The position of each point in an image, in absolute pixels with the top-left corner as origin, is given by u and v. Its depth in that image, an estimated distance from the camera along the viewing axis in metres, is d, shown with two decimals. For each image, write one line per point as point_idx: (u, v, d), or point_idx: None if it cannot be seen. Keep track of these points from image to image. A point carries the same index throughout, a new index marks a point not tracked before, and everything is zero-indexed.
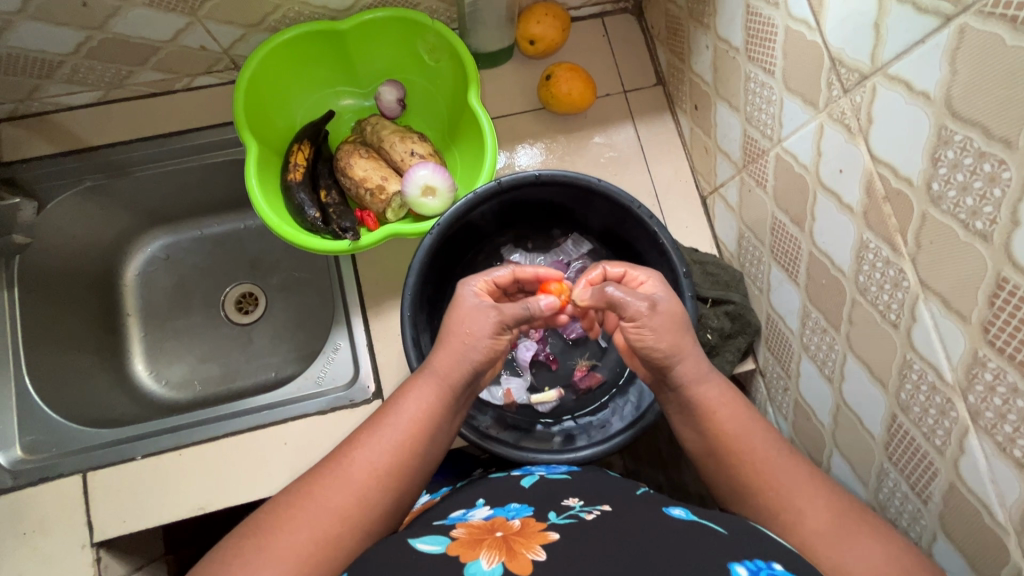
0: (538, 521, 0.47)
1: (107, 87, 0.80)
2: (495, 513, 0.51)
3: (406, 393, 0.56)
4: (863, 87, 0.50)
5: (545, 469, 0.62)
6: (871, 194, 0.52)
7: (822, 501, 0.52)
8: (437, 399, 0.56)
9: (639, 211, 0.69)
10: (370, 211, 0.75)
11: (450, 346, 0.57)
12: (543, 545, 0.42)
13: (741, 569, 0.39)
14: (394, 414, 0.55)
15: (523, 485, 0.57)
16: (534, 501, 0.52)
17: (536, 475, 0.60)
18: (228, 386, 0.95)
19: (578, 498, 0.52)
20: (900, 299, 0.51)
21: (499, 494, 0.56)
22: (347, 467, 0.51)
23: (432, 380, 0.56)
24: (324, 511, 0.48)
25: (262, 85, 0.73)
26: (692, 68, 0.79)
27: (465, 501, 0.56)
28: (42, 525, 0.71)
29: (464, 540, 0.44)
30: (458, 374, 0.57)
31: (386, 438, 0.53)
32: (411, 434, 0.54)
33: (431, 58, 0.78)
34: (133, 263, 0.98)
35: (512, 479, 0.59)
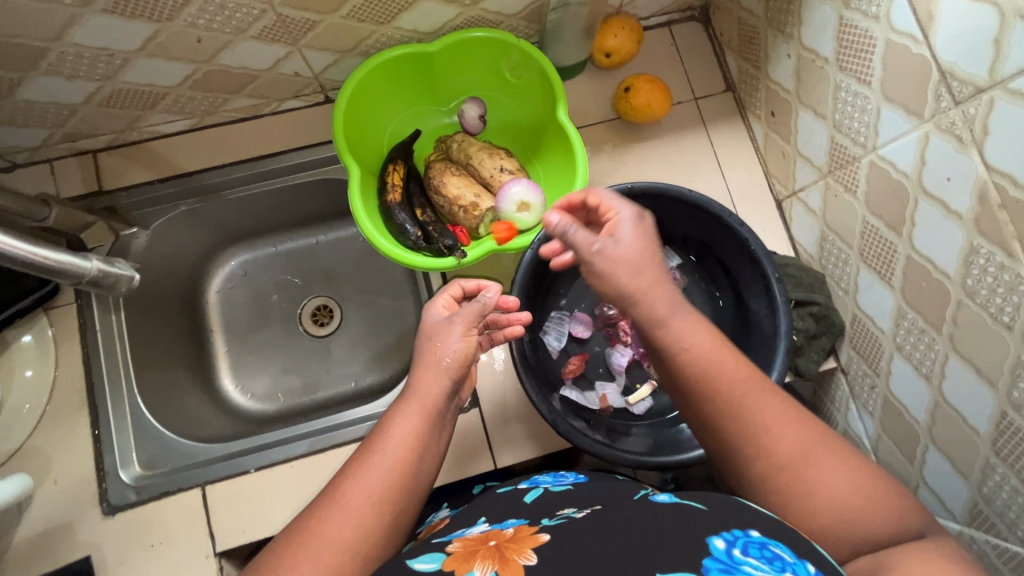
0: (530, 527, 0.50)
1: (201, 114, 0.83)
2: (495, 527, 0.54)
3: (391, 419, 0.58)
4: (979, 100, 0.52)
5: (551, 482, 0.64)
6: (984, 202, 0.54)
7: (790, 436, 0.49)
8: (422, 419, 0.58)
9: (731, 220, 0.71)
10: (463, 226, 0.77)
11: (426, 365, 0.60)
12: (533, 548, 0.44)
13: (720, 542, 0.41)
14: (382, 440, 0.56)
15: (525, 501, 0.60)
16: (532, 513, 0.56)
17: (541, 489, 0.62)
18: (312, 396, 0.98)
19: (571, 506, 0.55)
20: (1016, 302, 0.53)
21: (499, 510, 0.59)
22: (344, 499, 0.51)
23: (415, 401, 0.58)
24: (325, 545, 0.48)
25: (357, 108, 0.76)
26: (769, 76, 0.80)
27: (467, 519, 0.58)
28: (167, 535, 0.75)
29: (458, 554, 0.46)
30: (438, 392, 0.59)
31: (380, 460, 0.54)
32: (403, 453, 0.55)
33: (514, 75, 0.80)
34: (215, 280, 1.01)
35: (515, 494, 0.62)
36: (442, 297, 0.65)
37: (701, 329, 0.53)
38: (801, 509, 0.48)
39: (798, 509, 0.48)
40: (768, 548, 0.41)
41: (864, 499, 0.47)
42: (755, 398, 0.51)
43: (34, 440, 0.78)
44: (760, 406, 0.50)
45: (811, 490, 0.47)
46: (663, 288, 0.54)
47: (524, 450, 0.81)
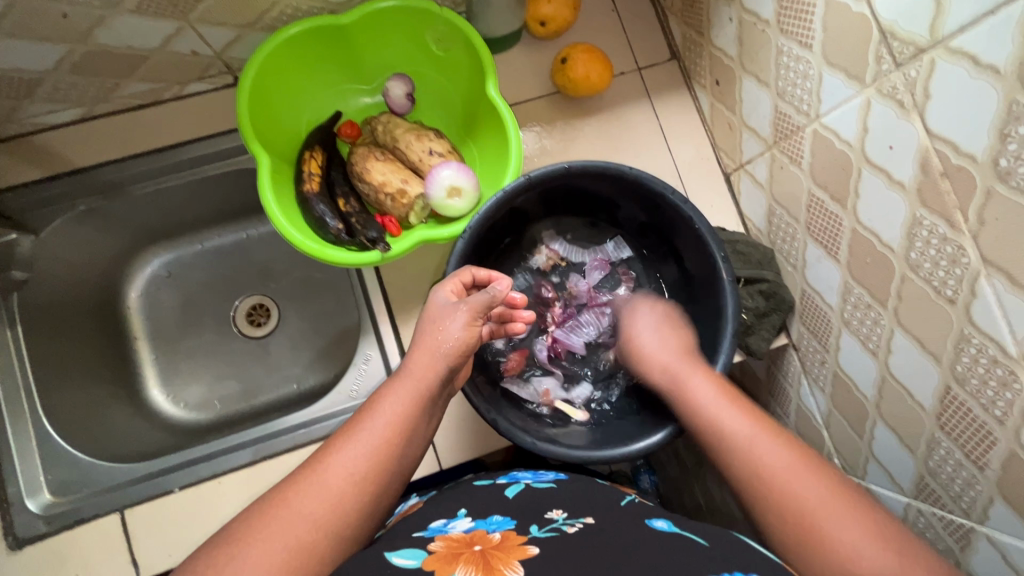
0: (519, 536, 0.47)
1: (91, 102, 0.74)
2: (477, 525, 0.50)
3: (382, 398, 0.56)
4: (920, 61, 0.48)
5: (532, 478, 0.62)
6: (927, 170, 0.51)
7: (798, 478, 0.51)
8: (413, 402, 0.55)
9: (674, 197, 0.67)
10: (392, 215, 0.71)
11: (426, 346, 0.58)
12: (522, 560, 0.42)
13: None
14: (371, 417, 0.54)
15: (507, 496, 0.57)
16: (517, 513, 0.52)
17: (522, 484, 0.60)
18: (251, 402, 0.92)
19: (561, 510, 0.53)
20: (958, 276, 0.51)
21: (482, 504, 0.56)
22: (325, 473, 0.49)
23: (409, 381, 0.56)
24: (300, 517, 0.46)
25: (265, 88, 0.68)
26: (712, 42, 0.76)
27: (444, 509, 0.55)
28: (86, 566, 0.69)
29: (441, 554, 0.43)
30: (434, 376, 0.57)
31: (367, 438, 0.52)
32: (389, 436, 0.52)
33: (440, 48, 0.73)
34: (136, 284, 0.93)
35: (495, 488, 0.59)
36: (453, 281, 0.62)
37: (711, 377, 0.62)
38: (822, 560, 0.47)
39: (805, 552, 0.47)
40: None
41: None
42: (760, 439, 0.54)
43: None
44: (764, 447, 0.53)
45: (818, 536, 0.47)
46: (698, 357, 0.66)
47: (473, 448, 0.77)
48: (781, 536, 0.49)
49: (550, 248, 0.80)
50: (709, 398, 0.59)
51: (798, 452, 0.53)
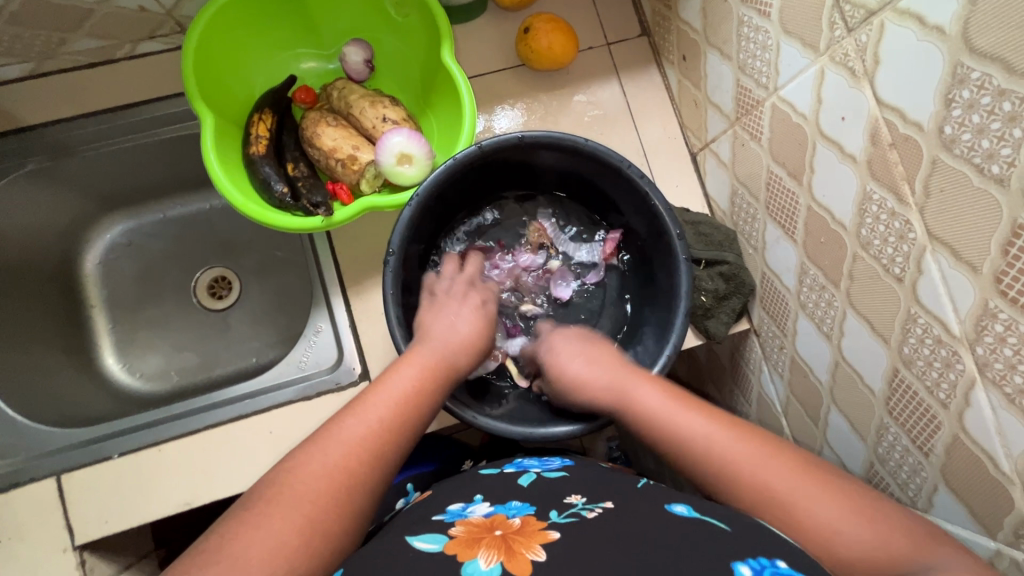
0: (539, 519, 0.45)
1: (39, 58, 0.72)
2: (496, 510, 0.48)
3: (407, 361, 0.57)
4: (870, 25, 0.46)
5: (540, 467, 0.58)
6: (876, 141, 0.49)
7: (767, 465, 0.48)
8: (423, 386, 0.56)
9: (630, 170, 0.65)
10: (343, 183, 0.70)
11: (454, 330, 0.63)
12: (543, 544, 0.40)
13: (745, 569, 0.36)
14: (380, 397, 0.53)
15: (521, 484, 0.53)
16: (535, 499, 0.49)
17: (534, 473, 0.56)
18: (207, 374, 0.89)
19: (580, 494, 0.49)
20: (906, 252, 0.49)
21: (497, 489, 0.53)
22: (353, 430, 0.49)
23: (421, 366, 0.57)
24: (330, 472, 0.46)
25: (214, 46, 0.67)
26: (679, 16, 0.74)
27: (464, 494, 0.53)
28: (19, 531, 0.68)
29: (462, 539, 0.42)
30: (444, 366, 0.58)
31: (389, 399, 0.53)
32: (410, 400, 0.54)
33: (398, 13, 0.72)
34: (93, 251, 0.91)
35: (508, 476, 0.56)
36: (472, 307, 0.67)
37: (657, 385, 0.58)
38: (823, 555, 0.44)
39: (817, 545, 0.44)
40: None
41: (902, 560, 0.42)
42: (725, 433, 0.51)
43: None
44: (730, 441, 0.50)
45: (820, 522, 0.44)
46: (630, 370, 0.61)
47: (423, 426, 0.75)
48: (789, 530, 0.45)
49: (538, 223, 0.78)
50: (660, 405, 0.55)
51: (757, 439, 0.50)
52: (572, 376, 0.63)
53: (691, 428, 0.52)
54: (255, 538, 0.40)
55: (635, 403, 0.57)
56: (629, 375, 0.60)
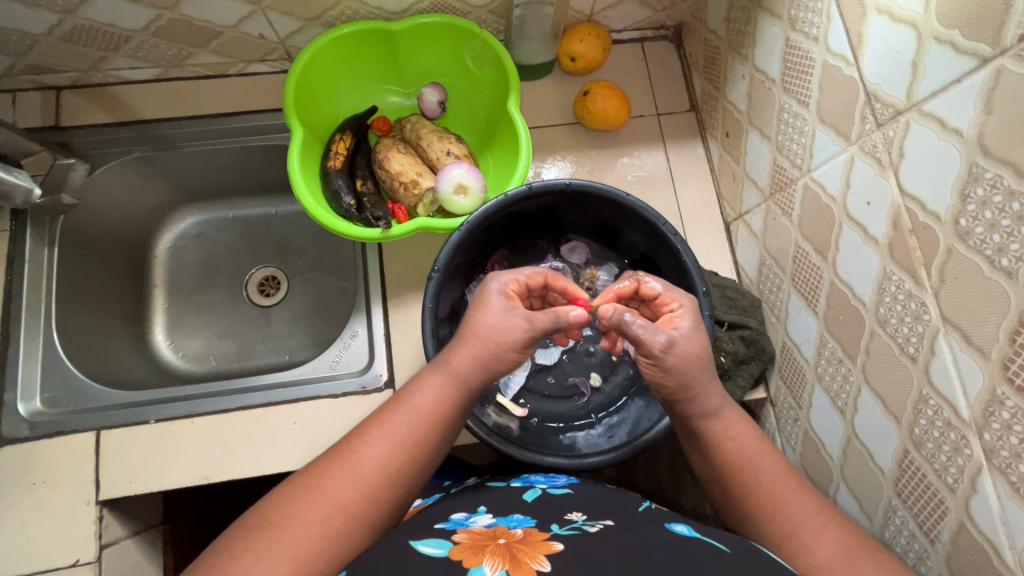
0: (541, 531, 0.47)
1: (166, 65, 0.84)
2: (497, 522, 0.51)
3: (419, 386, 0.58)
4: (896, 122, 0.51)
5: (546, 484, 0.61)
6: (897, 227, 0.53)
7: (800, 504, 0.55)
8: (428, 421, 0.56)
9: (664, 228, 0.71)
10: (402, 204, 0.77)
11: (471, 347, 0.57)
12: (548, 556, 0.42)
13: None
14: (382, 432, 0.54)
15: (526, 498, 0.56)
16: (537, 513, 0.52)
17: (539, 489, 0.59)
18: (242, 364, 0.95)
19: (581, 512, 0.52)
20: (920, 332, 0.51)
21: (501, 503, 0.56)
22: (358, 458, 0.52)
23: (428, 401, 0.57)
24: (329, 501, 0.50)
25: (314, 74, 0.77)
26: (727, 97, 0.81)
27: (466, 506, 0.56)
28: (51, 477, 0.72)
29: (466, 545, 0.44)
30: (448, 400, 0.57)
31: (396, 425, 0.55)
32: (420, 430, 0.55)
33: (475, 65, 0.81)
34: (166, 235, 1.00)
35: (513, 491, 0.59)
36: (512, 276, 0.61)
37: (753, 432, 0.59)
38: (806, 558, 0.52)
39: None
40: None
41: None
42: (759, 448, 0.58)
43: None
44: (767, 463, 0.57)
45: None
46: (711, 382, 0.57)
47: None
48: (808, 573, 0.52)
49: (592, 270, 0.83)
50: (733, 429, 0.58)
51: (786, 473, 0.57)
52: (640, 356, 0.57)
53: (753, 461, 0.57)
54: (254, 567, 0.44)
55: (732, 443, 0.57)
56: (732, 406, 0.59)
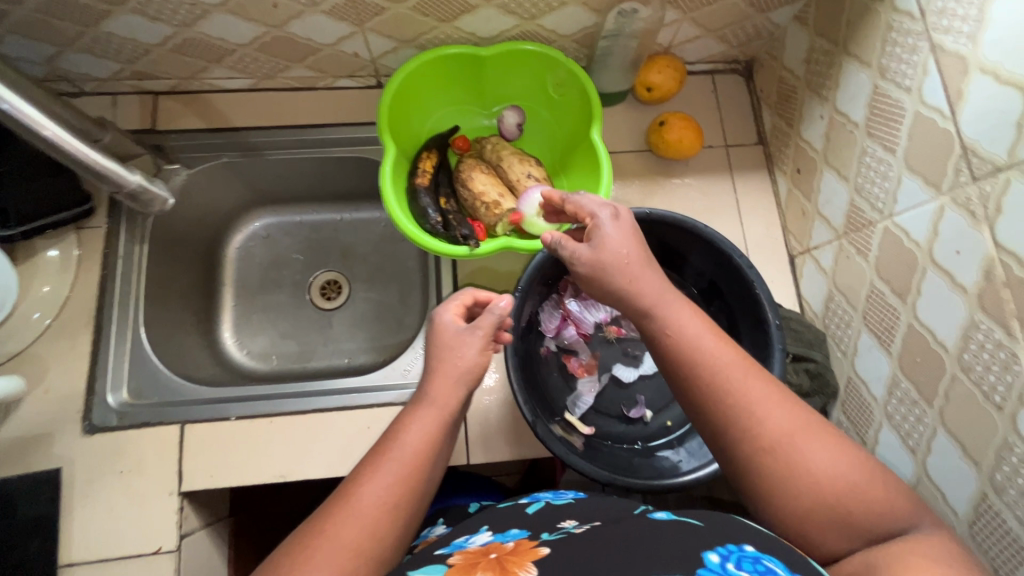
0: (531, 541, 0.49)
1: (260, 77, 0.88)
2: (494, 539, 0.52)
3: (406, 423, 0.56)
4: (995, 178, 0.53)
5: (552, 497, 0.63)
6: (990, 278, 0.54)
7: (776, 414, 0.49)
8: (421, 455, 0.54)
9: (740, 260, 0.73)
10: (482, 222, 0.80)
11: (445, 372, 0.59)
12: (533, 560, 0.43)
13: (714, 556, 0.40)
14: (375, 473, 0.52)
15: (527, 512, 0.59)
16: (532, 526, 0.54)
17: (542, 502, 0.61)
18: (306, 364, 0.98)
19: (572, 520, 0.54)
20: (1009, 383, 0.53)
21: (502, 520, 0.58)
22: (356, 502, 0.50)
23: (418, 436, 0.55)
24: (338, 548, 0.47)
25: (406, 93, 0.80)
26: (800, 134, 0.83)
27: (469, 527, 0.58)
28: (137, 466, 0.75)
29: (460, 565, 0.45)
30: (437, 431, 0.56)
31: (389, 465, 0.53)
32: (416, 466, 0.53)
33: (557, 92, 0.84)
34: (238, 236, 1.03)
35: (517, 508, 0.61)
36: (454, 304, 0.62)
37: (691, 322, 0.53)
38: (759, 445, 0.48)
39: (791, 489, 0.46)
40: (761, 564, 0.40)
41: (844, 482, 0.46)
42: (715, 345, 0.52)
43: (34, 348, 0.79)
44: (725, 360, 0.51)
45: None
46: (652, 281, 0.55)
47: (502, 454, 0.80)
48: (768, 479, 0.47)
49: None
50: (696, 334, 0.53)
51: (748, 364, 0.52)
52: (585, 248, 0.57)
53: (713, 360, 0.51)
54: None
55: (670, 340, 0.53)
56: (676, 304, 0.54)
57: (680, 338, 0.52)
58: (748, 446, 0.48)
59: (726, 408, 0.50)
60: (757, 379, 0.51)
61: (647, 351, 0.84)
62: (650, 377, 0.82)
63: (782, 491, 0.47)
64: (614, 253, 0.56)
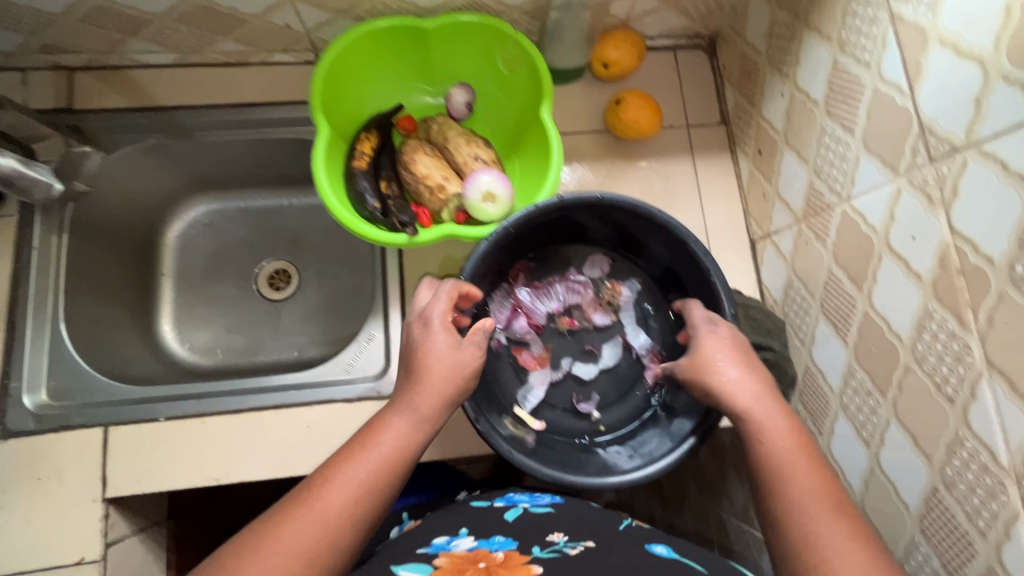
0: (522, 554, 0.48)
1: (186, 50, 0.81)
2: (479, 545, 0.51)
3: (381, 427, 0.55)
4: (952, 159, 0.50)
5: (530, 502, 0.61)
6: (945, 266, 0.52)
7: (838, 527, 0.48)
8: (391, 463, 0.53)
9: (695, 246, 0.68)
10: (427, 208, 0.75)
11: (429, 384, 0.57)
12: None
13: None
14: (344, 474, 0.51)
15: (508, 519, 0.57)
16: (518, 534, 0.53)
17: (520, 508, 0.59)
18: (251, 359, 0.93)
19: (562, 533, 0.53)
20: (961, 374, 0.51)
21: (482, 524, 0.56)
22: (321, 502, 0.48)
23: (393, 442, 0.54)
24: (292, 546, 0.46)
25: (341, 68, 0.74)
26: (762, 113, 0.80)
27: (447, 526, 0.56)
28: (57, 472, 0.71)
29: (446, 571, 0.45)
30: (412, 441, 0.55)
31: (360, 468, 0.51)
32: (385, 474, 0.52)
33: (507, 67, 0.79)
34: (175, 224, 0.97)
35: (494, 511, 0.58)
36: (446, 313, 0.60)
37: (792, 431, 0.55)
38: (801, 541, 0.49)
39: None
40: None
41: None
42: (793, 453, 0.53)
43: None
44: (801, 473, 0.52)
45: None
46: (754, 385, 0.58)
47: (451, 451, 0.76)
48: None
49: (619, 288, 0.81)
50: (774, 436, 0.55)
51: (823, 477, 0.52)
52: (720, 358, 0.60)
53: (786, 459, 0.53)
54: None
55: (765, 441, 0.55)
56: (765, 402, 0.57)
57: (778, 439, 0.54)
58: (796, 557, 0.48)
59: (790, 516, 0.50)
60: (823, 486, 0.51)
61: (603, 343, 0.81)
62: (609, 372, 0.80)
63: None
64: (728, 354, 0.60)
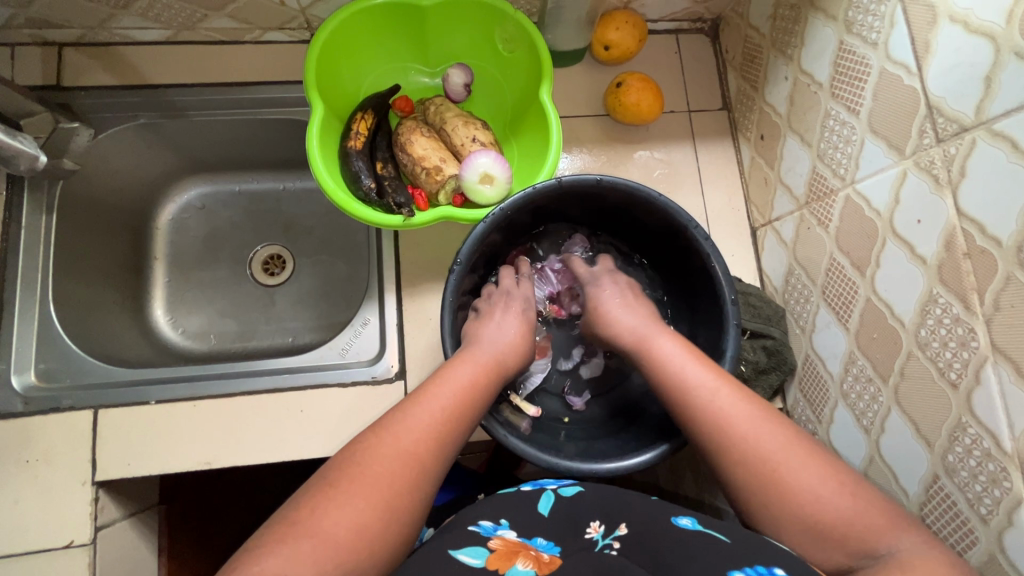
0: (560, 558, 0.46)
1: (178, 27, 0.80)
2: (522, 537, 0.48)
3: (456, 362, 0.58)
4: (960, 139, 0.49)
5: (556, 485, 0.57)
6: (950, 248, 0.51)
7: (765, 429, 0.51)
8: (473, 389, 0.56)
9: (697, 231, 0.66)
10: (423, 189, 0.74)
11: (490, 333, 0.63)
12: None
13: None
14: (434, 394, 0.53)
15: (541, 509, 0.52)
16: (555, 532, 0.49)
17: (551, 492, 0.55)
18: (245, 344, 0.91)
19: (600, 521, 0.50)
20: (965, 359, 0.50)
21: (517, 512, 0.52)
22: (418, 415, 0.51)
23: (473, 372, 0.57)
24: (401, 450, 0.48)
25: (337, 46, 0.72)
26: (765, 97, 0.78)
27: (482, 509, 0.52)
28: (46, 455, 0.69)
29: (502, 552, 0.46)
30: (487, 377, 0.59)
31: (447, 390, 0.54)
32: (467, 397, 0.55)
33: (506, 48, 0.77)
34: (168, 208, 0.95)
35: (525, 494, 0.55)
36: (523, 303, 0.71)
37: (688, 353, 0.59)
38: (747, 458, 0.50)
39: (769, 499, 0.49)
40: None
41: (847, 504, 0.47)
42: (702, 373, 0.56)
43: None
44: (716, 391, 0.54)
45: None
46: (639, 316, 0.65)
47: None
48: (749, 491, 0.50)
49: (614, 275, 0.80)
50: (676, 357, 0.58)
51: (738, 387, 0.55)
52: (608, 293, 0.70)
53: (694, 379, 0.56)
54: (338, 518, 0.42)
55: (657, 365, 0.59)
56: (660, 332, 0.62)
57: (677, 363, 0.58)
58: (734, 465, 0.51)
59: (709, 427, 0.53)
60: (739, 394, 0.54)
61: None
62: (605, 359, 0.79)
63: (794, 527, 0.47)
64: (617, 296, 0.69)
